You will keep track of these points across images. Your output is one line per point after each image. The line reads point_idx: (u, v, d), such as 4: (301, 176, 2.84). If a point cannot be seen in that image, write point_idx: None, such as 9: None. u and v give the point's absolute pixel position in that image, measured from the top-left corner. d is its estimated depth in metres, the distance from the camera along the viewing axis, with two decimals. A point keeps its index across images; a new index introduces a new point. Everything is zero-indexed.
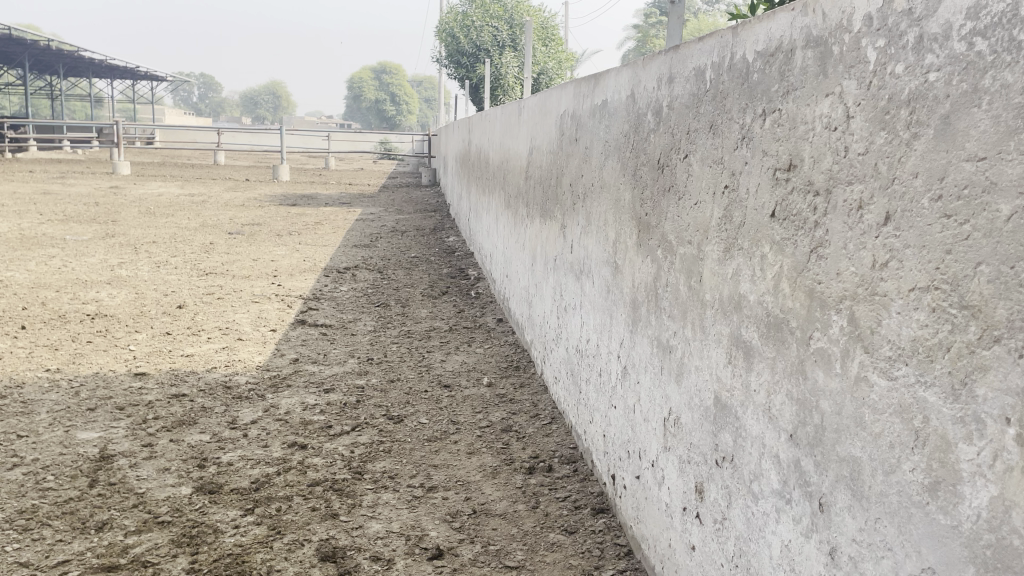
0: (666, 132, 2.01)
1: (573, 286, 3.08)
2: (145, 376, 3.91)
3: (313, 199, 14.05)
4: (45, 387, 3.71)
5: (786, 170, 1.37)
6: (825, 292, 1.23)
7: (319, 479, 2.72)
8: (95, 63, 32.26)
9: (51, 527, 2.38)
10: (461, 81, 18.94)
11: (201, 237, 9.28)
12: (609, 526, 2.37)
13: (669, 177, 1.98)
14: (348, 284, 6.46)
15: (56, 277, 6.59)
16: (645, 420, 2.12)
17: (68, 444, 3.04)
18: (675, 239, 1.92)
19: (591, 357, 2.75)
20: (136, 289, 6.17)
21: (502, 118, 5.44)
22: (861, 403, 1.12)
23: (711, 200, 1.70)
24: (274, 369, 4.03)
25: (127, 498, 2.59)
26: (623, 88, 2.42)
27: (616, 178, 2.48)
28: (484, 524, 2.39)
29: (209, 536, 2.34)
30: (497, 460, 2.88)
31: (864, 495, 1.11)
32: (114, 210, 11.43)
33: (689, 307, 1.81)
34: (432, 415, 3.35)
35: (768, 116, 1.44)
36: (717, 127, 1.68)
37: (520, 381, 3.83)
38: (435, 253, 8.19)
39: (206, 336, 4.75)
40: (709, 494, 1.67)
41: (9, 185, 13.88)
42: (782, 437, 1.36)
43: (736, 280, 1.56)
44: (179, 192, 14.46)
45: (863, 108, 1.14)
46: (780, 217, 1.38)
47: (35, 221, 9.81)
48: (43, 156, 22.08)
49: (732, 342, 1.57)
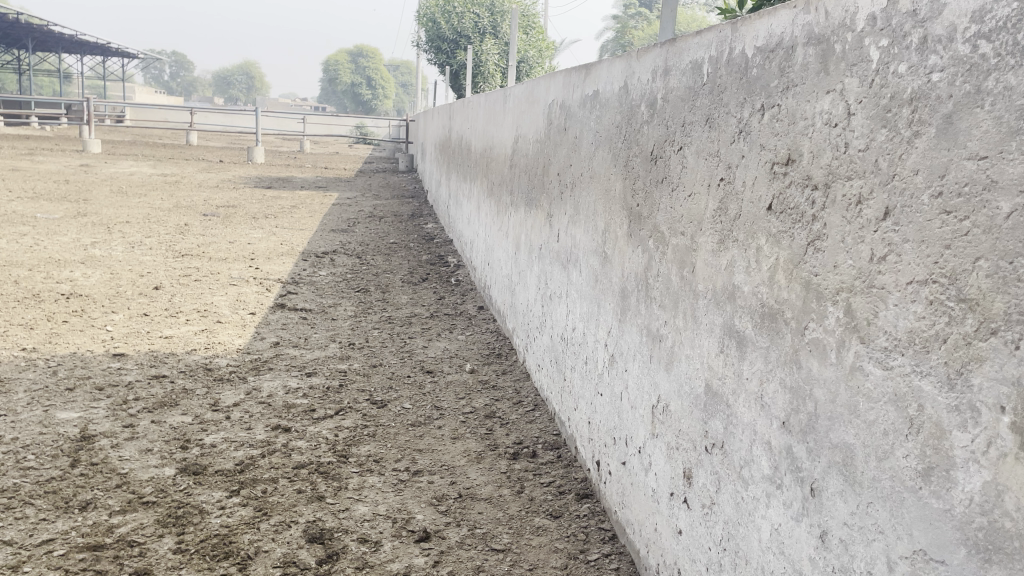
0: (660, 124, 2.04)
1: (558, 275, 3.11)
2: (124, 357, 3.88)
3: (289, 183, 13.92)
4: (21, 366, 3.67)
5: (783, 164, 1.41)
6: (821, 284, 1.26)
7: (304, 462, 2.72)
8: (66, 39, 31.58)
9: (34, 506, 2.37)
10: (441, 67, 18.88)
11: (176, 218, 9.18)
12: (594, 511, 2.41)
13: (662, 168, 2.01)
14: (326, 269, 6.44)
15: (28, 255, 6.49)
16: (632, 408, 2.16)
17: (47, 424, 3.01)
18: (668, 229, 1.95)
19: (577, 345, 2.78)
20: (111, 269, 6.10)
21: (486, 106, 5.45)
22: (855, 392, 1.16)
23: (706, 192, 1.73)
24: (255, 352, 4.02)
25: (110, 478, 2.58)
26: (616, 80, 2.45)
27: (606, 168, 2.51)
28: (470, 508, 2.42)
29: (195, 516, 2.34)
30: (481, 445, 2.90)
31: (857, 480, 1.15)
32: (85, 188, 11.25)
33: (680, 297, 1.85)
34: (416, 400, 3.37)
35: (766, 112, 1.47)
36: (713, 120, 1.71)
37: (502, 367, 3.86)
38: (414, 239, 8.18)
39: (184, 318, 4.72)
40: (697, 480, 1.71)
41: None
42: (774, 425, 1.39)
43: (730, 272, 1.59)
44: (152, 171, 14.28)
45: (865, 106, 1.17)
46: (777, 211, 1.42)
47: (4, 198, 9.63)
48: (12, 132, 21.60)
49: (724, 331, 1.60)
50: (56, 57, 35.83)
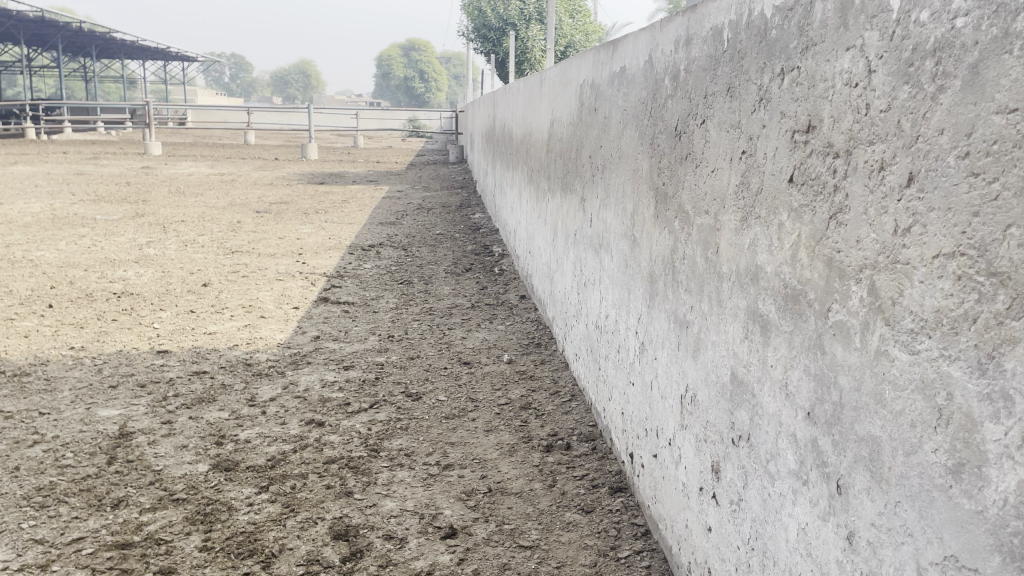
0: (683, 97, 1.92)
1: (592, 261, 3.01)
2: (167, 353, 3.93)
3: (341, 178, 14.03)
4: (68, 364, 3.74)
5: (804, 132, 1.29)
6: (844, 261, 1.15)
7: (335, 457, 2.69)
8: (127, 45, 32.49)
9: (67, 505, 2.39)
10: (488, 55, 18.85)
11: (228, 215, 9.34)
12: (627, 505, 2.31)
13: (686, 144, 1.89)
14: (372, 262, 6.44)
15: (85, 256, 6.65)
16: (662, 398, 2.05)
17: (88, 421, 3.05)
18: (692, 208, 1.84)
19: (610, 333, 2.69)
20: (163, 268, 6.21)
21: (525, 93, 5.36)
22: (881, 379, 1.05)
23: (728, 166, 1.62)
24: (295, 347, 4.02)
25: (143, 475, 2.59)
26: (641, 53, 2.33)
27: (634, 147, 2.40)
28: (500, 503, 2.35)
29: (223, 513, 2.33)
30: (515, 438, 2.83)
31: (883, 477, 1.04)
32: (144, 189, 11.53)
33: (705, 280, 1.74)
34: (451, 392, 3.32)
35: (786, 76, 1.35)
36: (734, 89, 1.60)
37: (541, 357, 3.78)
38: (460, 229, 8.15)
39: (229, 313, 4.76)
40: (725, 475, 1.60)
41: (45, 166, 14.07)
42: (799, 416, 1.28)
43: (753, 252, 1.48)
44: (209, 171, 14.61)
45: (886, 61, 1.05)
46: (799, 182, 1.30)
47: (67, 202, 9.94)
48: (78, 137, 22.33)
49: (748, 315, 1.49)
50: (119, 63, 36.89)
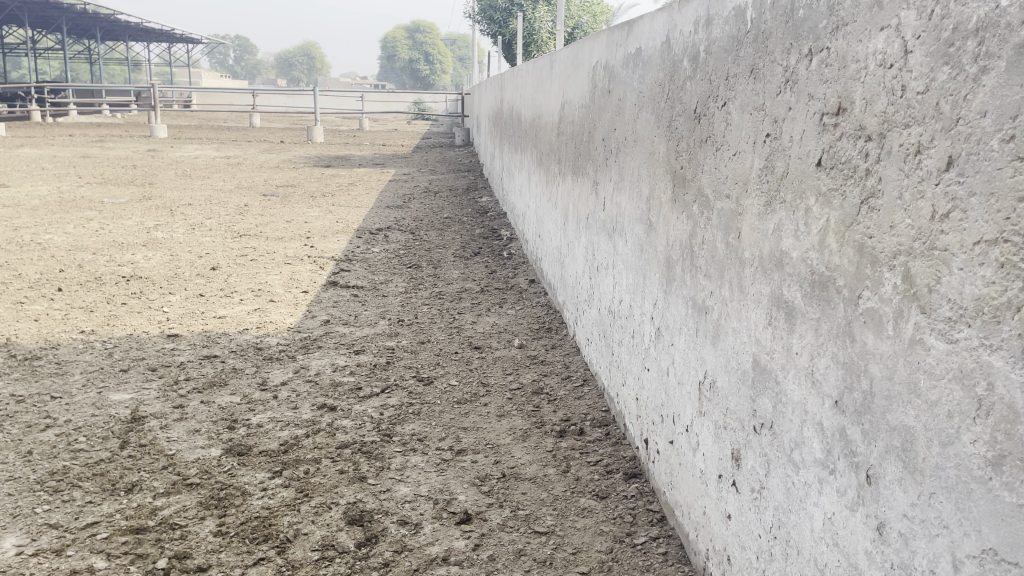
0: (703, 79, 1.89)
1: (605, 246, 2.99)
2: (177, 337, 3.92)
3: (347, 161, 13.97)
4: (79, 348, 3.73)
5: (834, 114, 1.26)
6: (876, 247, 1.12)
7: (348, 441, 2.68)
8: (132, 27, 32.33)
9: (81, 489, 2.39)
10: (494, 37, 18.70)
11: (235, 198, 9.32)
12: (642, 491, 2.30)
13: (706, 127, 1.86)
14: (380, 245, 6.42)
15: (93, 239, 6.64)
16: (679, 384, 2.04)
17: (100, 405, 3.05)
18: (712, 192, 1.81)
19: (624, 318, 2.66)
20: (171, 251, 6.20)
21: (534, 75, 5.31)
22: (916, 368, 1.02)
23: (751, 149, 1.59)
24: (305, 331, 4.01)
25: (156, 459, 2.59)
26: (658, 34, 2.29)
27: (650, 130, 2.37)
28: (514, 488, 2.34)
29: (237, 498, 2.32)
30: (528, 423, 2.82)
31: (917, 467, 1.02)
32: (151, 172, 11.50)
33: (726, 265, 1.71)
34: (462, 377, 3.30)
35: (815, 56, 1.32)
36: (758, 71, 1.56)
37: (552, 342, 3.76)
38: (468, 213, 8.12)
39: (238, 297, 4.75)
40: (746, 463, 1.59)
41: (51, 148, 14.04)
42: (826, 404, 1.26)
43: (778, 237, 1.45)
44: (215, 153, 14.59)
45: (923, 41, 1.03)
46: (827, 166, 1.27)
47: (74, 184, 9.94)
48: (84, 120, 22.26)
49: (772, 301, 1.47)
50: (124, 45, 36.71)
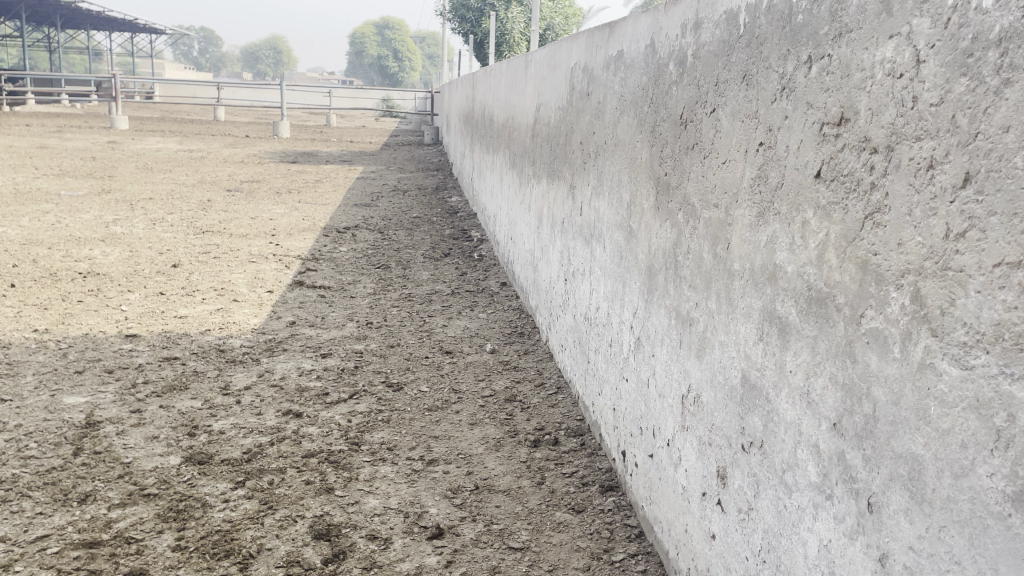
0: (690, 84, 1.84)
1: (581, 251, 2.93)
2: (136, 338, 3.78)
3: (314, 157, 13.77)
4: (31, 348, 3.58)
5: (835, 124, 1.21)
6: (882, 265, 1.07)
7: (314, 450, 2.59)
8: (94, 16, 31.57)
9: (30, 500, 2.27)
10: (465, 35, 18.59)
11: (199, 193, 9.11)
12: (619, 505, 2.24)
13: (693, 134, 1.81)
14: (347, 244, 6.30)
15: (49, 233, 6.43)
16: (660, 397, 1.98)
17: (52, 409, 2.91)
18: (699, 201, 1.76)
19: (601, 326, 2.61)
20: (130, 247, 6.01)
21: (508, 75, 5.24)
22: (925, 394, 0.98)
23: (743, 158, 1.53)
24: (270, 333, 3.89)
25: (112, 468, 2.47)
26: (642, 37, 2.24)
27: (632, 135, 2.32)
28: (487, 501, 2.27)
29: (197, 510, 2.22)
30: (501, 432, 2.75)
31: (926, 498, 0.97)
32: (111, 165, 11.22)
33: (713, 277, 1.66)
34: (433, 382, 3.22)
35: (815, 64, 1.27)
36: (752, 77, 1.51)
37: (524, 347, 3.70)
38: (437, 213, 8.01)
39: (200, 296, 4.61)
40: (732, 482, 1.53)
41: (8, 139, 13.61)
42: (823, 426, 1.21)
43: (771, 249, 1.40)
44: (178, 146, 14.30)
45: (938, 51, 0.98)
46: (827, 178, 1.22)
47: (30, 176, 9.64)
48: (43, 109, 21.68)
49: (764, 316, 1.42)
50: (85, 34, 35.87)
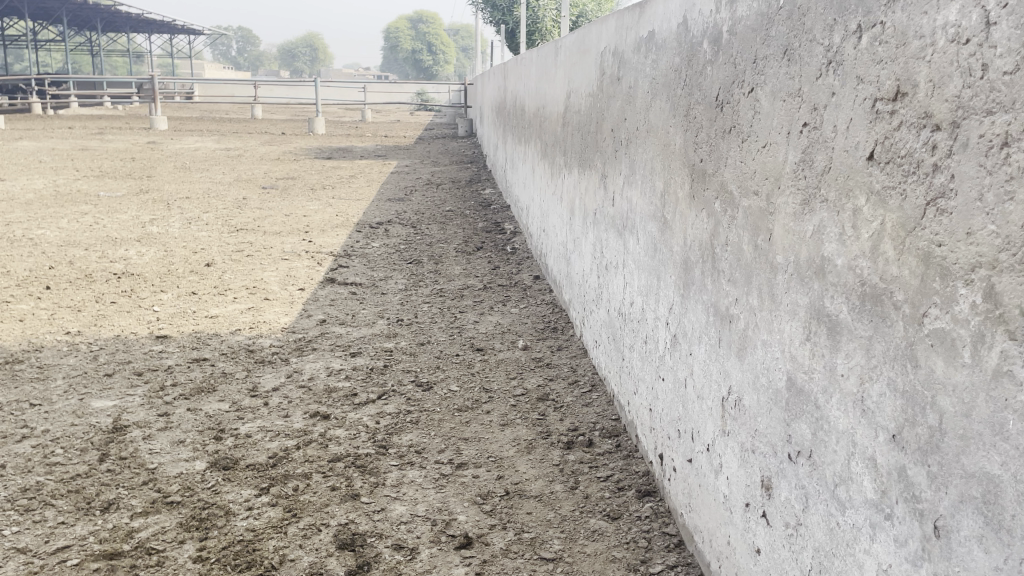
0: (726, 63, 1.71)
1: (614, 243, 2.81)
2: (167, 339, 3.76)
3: (348, 152, 13.78)
4: (63, 351, 3.56)
5: (890, 101, 1.08)
6: (948, 259, 0.94)
7: (341, 454, 2.51)
8: (134, 19, 32.04)
9: (54, 508, 2.22)
10: (497, 26, 18.50)
11: (234, 191, 9.15)
12: (657, 512, 2.13)
13: (730, 116, 1.68)
14: (379, 240, 6.24)
15: (86, 234, 6.48)
16: (699, 398, 1.86)
17: (81, 414, 2.88)
18: (737, 189, 1.63)
19: (635, 322, 2.49)
20: (165, 247, 6.03)
21: (538, 63, 5.12)
22: (1003, 407, 0.85)
23: (785, 141, 1.41)
24: (300, 331, 3.84)
25: (137, 474, 2.42)
26: (674, 17, 2.11)
27: (664, 120, 2.19)
28: (519, 507, 2.17)
29: (220, 518, 2.16)
30: (533, 433, 2.64)
31: (1004, 527, 0.85)
32: (149, 165, 11.34)
33: (754, 270, 1.53)
34: (463, 381, 3.13)
35: (864, 34, 1.14)
36: (794, 52, 1.38)
37: (558, 343, 3.59)
38: (470, 206, 7.92)
39: (232, 295, 4.58)
40: (778, 493, 1.41)
41: (50, 141, 13.85)
42: (881, 438, 1.08)
43: (819, 240, 1.27)
44: (215, 145, 14.45)
45: (1013, 10, 0.85)
46: (882, 160, 1.09)
47: (71, 178, 9.77)
48: (86, 112, 22.03)
49: (811, 314, 1.29)
50: (126, 37, 36.52)
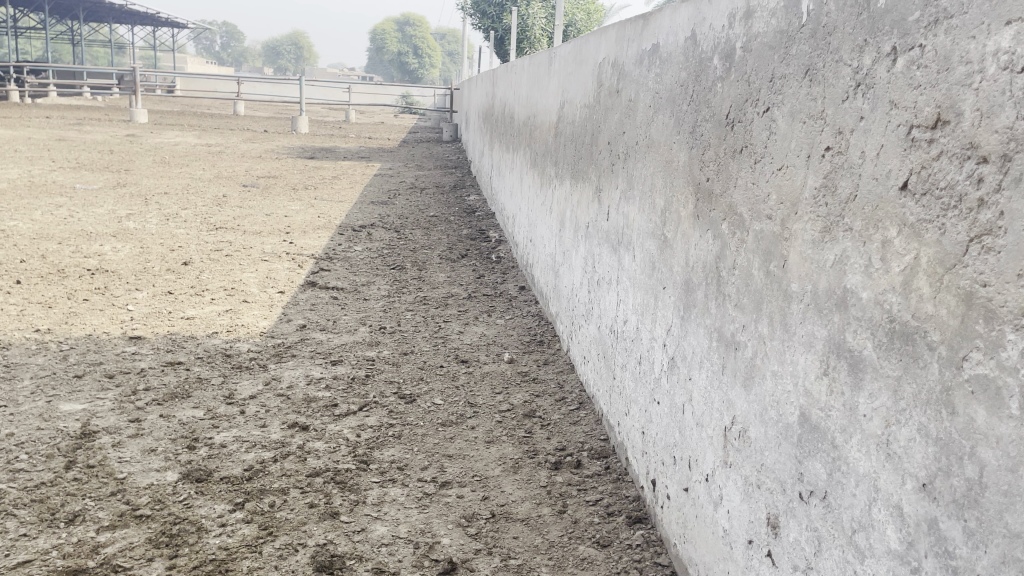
0: (739, 80, 1.65)
1: (608, 259, 2.75)
2: (140, 340, 3.63)
3: (331, 153, 13.64)
4: (31, 350, 3.43)
5: (928, 128, 1.02)
6: (994, 300, 0.88)
7: (320, 469, 2.42)
8: (117, 9, 31.63)
9: (15, 519, 2.11)
10: (487, 31, 18.46)
11: (214, 189, 8.99)
12: (648, 540, 2.06)
13: (742, 136, 1.62)
14: (362, 243, 6.14)
15: (60, 228, 6.31)
16: (698, 426, 1.79)
17: (47, 417, 2.76)
18: (748, 212, 1.57)
19: (629, 341, 2.43)
20: (141, 243, 5.88)
21: (530, 71, 5.05)
22: None
23: (804, 165, 1.35)
24: (280, 337, 3.74)
25: (104, 484, 2.31)
26: (682, 30, 2.05)
27: (668, 136, 2.13)
28: (505, 531, 2.10)
29: (192, 535, 2.05)
30: (519, 452, 2.57)
31: None
32: (128, 158, 11.14)
33: (765, 297, 1.47)
34: (447, 395, 3.05)
35: (899, 56, 1.08)
36: (816, 73, 1.32)
37: (544, 357, 3.52)
38: (455, 212, 7.84)
39: (209, 296, 4.46)
40: (787, 533, 1.35)
41: (26, 131, 13.58)
42: (908, 485, 1.02)
43: (841, 271, 1.21)
44: (196, 140, 14.26)
45: None
46: (917, 191, 1.03)
47: (46, 169, 9.55)
48: (63, 102, 21.69)
49: (829, 348, 1.23)
50: (108, 27, 36.13)
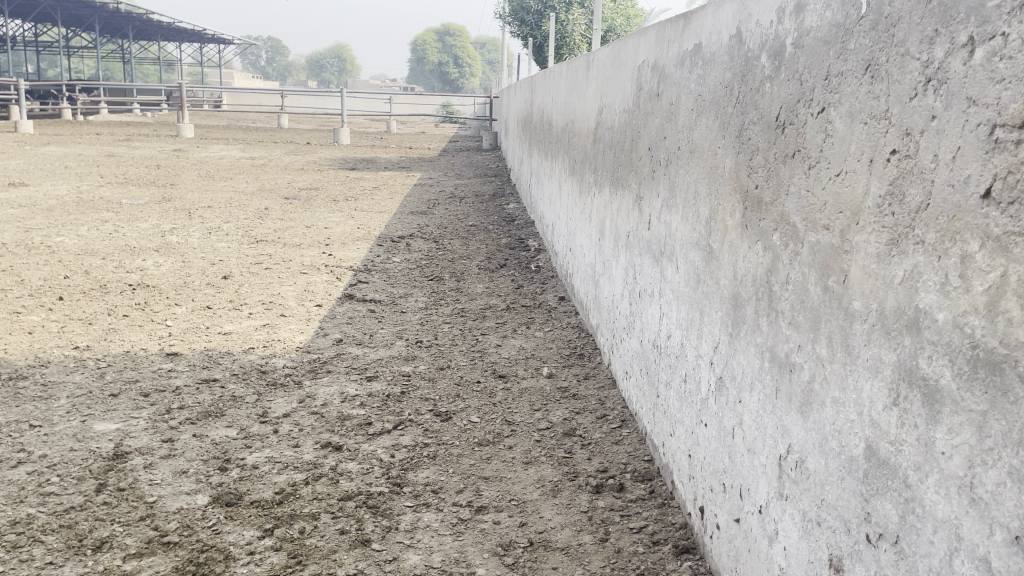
0: (790, 79, 1.52)
1: (649, 270, 2.62)
2: (177, 357, 3.61)
3: (372, 163, 13.70)
4: (69, 368, 3.42)
5: (1015, 128, 0.89)
6: None
7: (352, 492, 2.34)
8: (165, 27, 32.39)
9: (43, 546, 2.06)
10: (525, 38, 18.41)
11: (257, 201, 9.05)
12: (696, 572, 1.93)
13: (794, 139, 1.49)
14: (401, 255, 6.08)
15: (105, 243, 6.38)
16: (750, 453, 1.67)
17: (81, 438, 2.73)
18: (802, 222, 1.44)
19: (673, 357, 2.30)
20: (183, 257, 5.90)
21: (568, 77, 4.95)
22: None
23: (866, 171, 1.22)
24: (316, 352, 3.68)
25: (134, 509, 2.25)
26: (726, 29, 1.92)
27: (711, 141, 2.01)
28: (544, 561, 1.99)
29: (218, 564, 1.98)
30: (558, 473, 2.46)
31: None
32: (175, 172, 11.30)
33: (823, 316, 1.34)
34: (484, 412, 2.95)
35: (977, 47, 0.96)
36: (879, 68, 1.19)
37: (584, 371, 3.40)
38: (494, 221, 7.77)
39: (247, 311, 4.43)
40: None
41: (77, 147, 13.90)
42: (998, 537, 0.89)
43: (912, 290, 1.08)
44: (240, 154, 14.44)
45: None
46: (1003, 199, 0.90)
47: (94, 184, 9.72)
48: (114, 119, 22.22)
49: (899, 376, 1.10)
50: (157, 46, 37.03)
